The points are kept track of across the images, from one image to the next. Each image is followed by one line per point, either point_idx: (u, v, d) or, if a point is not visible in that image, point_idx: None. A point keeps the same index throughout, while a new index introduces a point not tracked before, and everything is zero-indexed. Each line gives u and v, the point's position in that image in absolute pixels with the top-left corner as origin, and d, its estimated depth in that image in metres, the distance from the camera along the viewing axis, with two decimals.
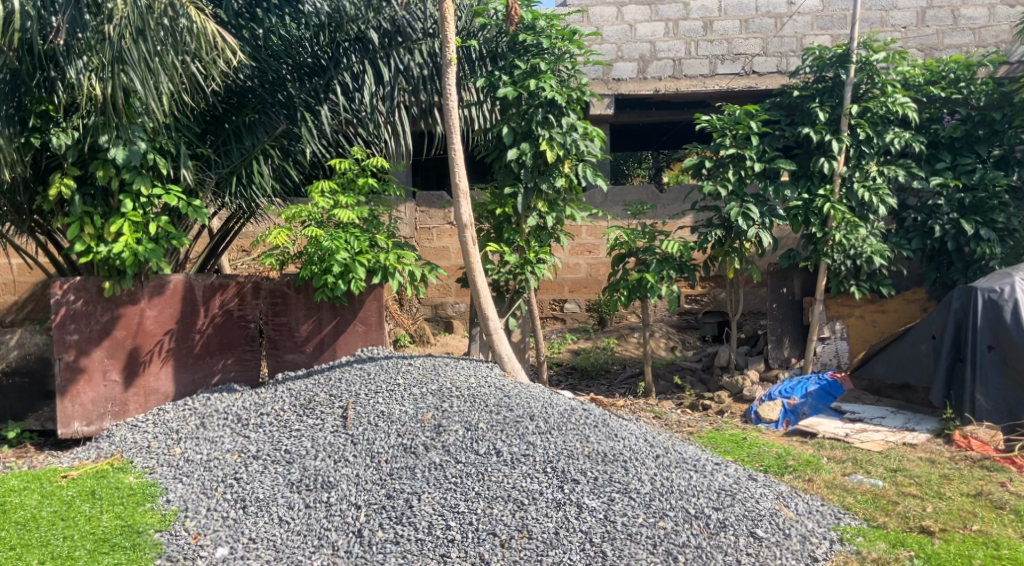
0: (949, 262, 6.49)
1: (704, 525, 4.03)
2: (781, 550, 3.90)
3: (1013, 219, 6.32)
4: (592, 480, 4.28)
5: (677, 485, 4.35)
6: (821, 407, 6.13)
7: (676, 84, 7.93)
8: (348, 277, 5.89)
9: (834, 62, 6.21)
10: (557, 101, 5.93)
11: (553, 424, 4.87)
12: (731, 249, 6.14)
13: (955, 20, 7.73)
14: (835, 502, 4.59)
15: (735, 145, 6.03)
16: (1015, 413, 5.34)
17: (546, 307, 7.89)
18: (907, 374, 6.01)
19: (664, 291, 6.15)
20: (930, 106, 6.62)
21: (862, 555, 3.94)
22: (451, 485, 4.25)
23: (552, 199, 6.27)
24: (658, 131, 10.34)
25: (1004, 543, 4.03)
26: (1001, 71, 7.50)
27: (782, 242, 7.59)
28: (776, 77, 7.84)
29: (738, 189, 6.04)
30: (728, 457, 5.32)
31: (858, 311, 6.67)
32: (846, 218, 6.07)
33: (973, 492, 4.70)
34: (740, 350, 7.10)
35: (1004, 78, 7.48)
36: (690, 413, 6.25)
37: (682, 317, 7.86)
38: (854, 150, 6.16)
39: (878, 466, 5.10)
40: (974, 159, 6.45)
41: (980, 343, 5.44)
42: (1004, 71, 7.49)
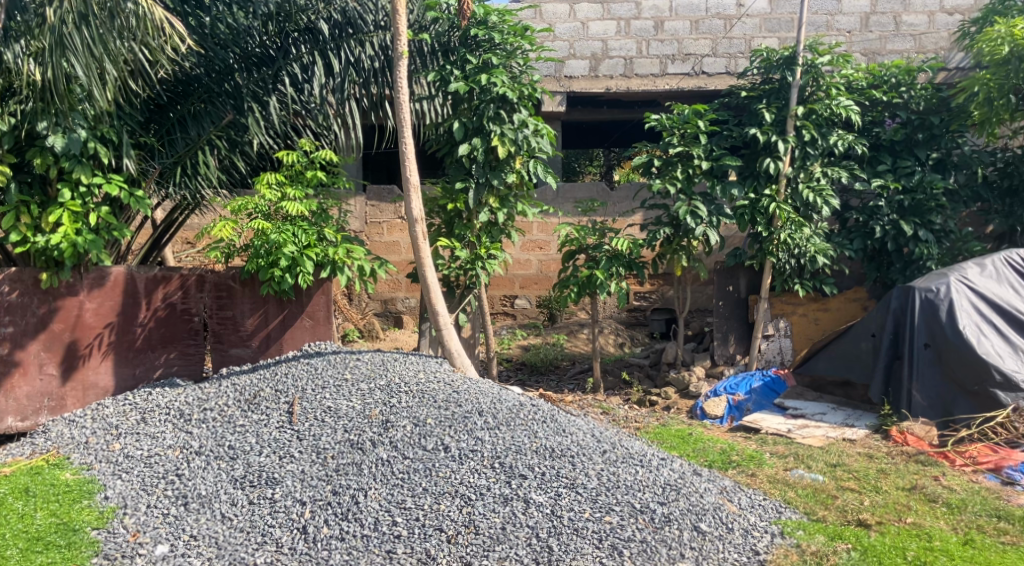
0: (890, 262, 6.28)
1: (649, 519, 4.08)
2: (723, 544, 4.03)
3: (950, 222, 6.17)
4: (540, 475, 4.34)
5: (624, 480, 4.42)
6: (765, 402, 6.18)
7: (627, 84, 7.97)
8: (296, 270, 5.85)
9: (780, 64, 6.10)
10: (509, 97, 5.96)
11: (501, 420, 4.91)
12: (678, 248, 6.21)
13: (897, 25, 7.87)
14: (777, 496, 4.72)
15: (684, 144, 6.08)
16: (950, 410, 5.49)
17: (496, 302, 7.74)
18: (849, 370, 6.07)
19: (613, 288, 6.23)
20: (872, 109, 6.40)
21: (803, 547, 4.05)
22: (398, 481, 4.25)
23: (504, 195, 6.29)
24: (603, 130, 10.36)
25: (936, 534, 4.20)
26: (940, 77, 7.71)
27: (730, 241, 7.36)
28: (726, 77, 7.92)
29: (686, 188, 6.09)
30: (673, 451, 5.44)
31: (802, 309, 6.61)
32: (792, 217, 6.00)
33: (908, 485, 4.86)
34: (686, 347, 6.99)
35: (943, 84, 7.65)
36: (638, 408, 6.24)
37: (630, 313, 7.77)
38: (799, 151, 6.04)
39: (819, 461, 5.24)
40: (914, 162, 6.25)
41: (918, 342, 5.60)
42: (943, 78, 7.72)
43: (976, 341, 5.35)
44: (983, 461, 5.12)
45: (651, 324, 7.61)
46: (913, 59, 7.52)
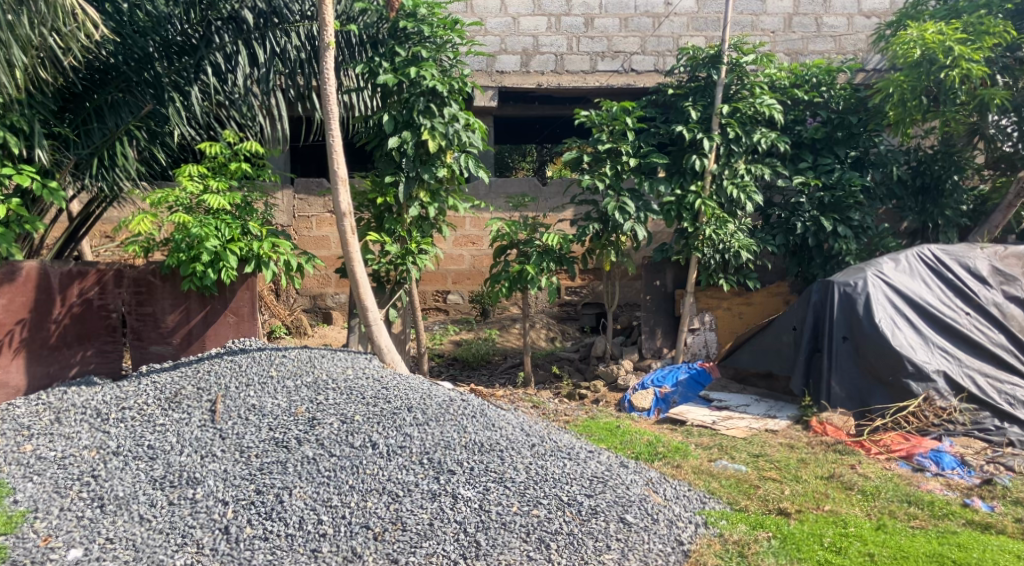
0: (811, 257, 6.43)
1: (577, 511, 4.12)
2: (648, 535, 4.05)
3: (868, 218, 6.26)
4: (468, 470, 4.35)
5: (552, 473, 4.47)
6: (691, 395, 6.28)
7: (557, 80, 8.02)
8: (218, 265, 5.72)
9: (706, 62, 6.20)
10: (439, 90, 5.92)
11: (430, 416, 4.90)
12: (607, 243, 6.31)
13: (818, 26, 8.05)
14: (702, 486, 4.81)
15: (612, 140, 6.17)
16: (866, 401, 5.68)
17: (428, 298, 7.68)
18: (771, 364, 6.23)
19: (543, 282, 6.26)
20: (795, 108, 6.54)
21: (725, 537, 4.17)
22: (324, 479, 4.19)
23: (435, 189, 6.23)
24: (536, 126, 10.40)
25: (851, 520, 4.35)
26: (859, 78, 7.93)
27: (657, 237, 7.35)
28: (654, 75, 8.02)
29: (615, 183, 6.16)
30: (602, 444, 5.48)
31: (726, 303, 6.73)
32: (716, 214, 6.15)
33: (827, 474, 5.01)
34: (615, 341, 7.09)
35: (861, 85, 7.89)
36: (567, 401, 6.27)
37: (561, 308, 7.80)
38: (724, 148, 6.13)
39: (742, 452, 5.36)
40: (833, 159, 6.41)
41: (836, 334, 5.77)
42: (861, 78, 7.94)
43: (892, 333, 5.53)
44: (896, 448, 5.31)
45: (582, 318, 7.68)
46: (833, 60, 7.74)
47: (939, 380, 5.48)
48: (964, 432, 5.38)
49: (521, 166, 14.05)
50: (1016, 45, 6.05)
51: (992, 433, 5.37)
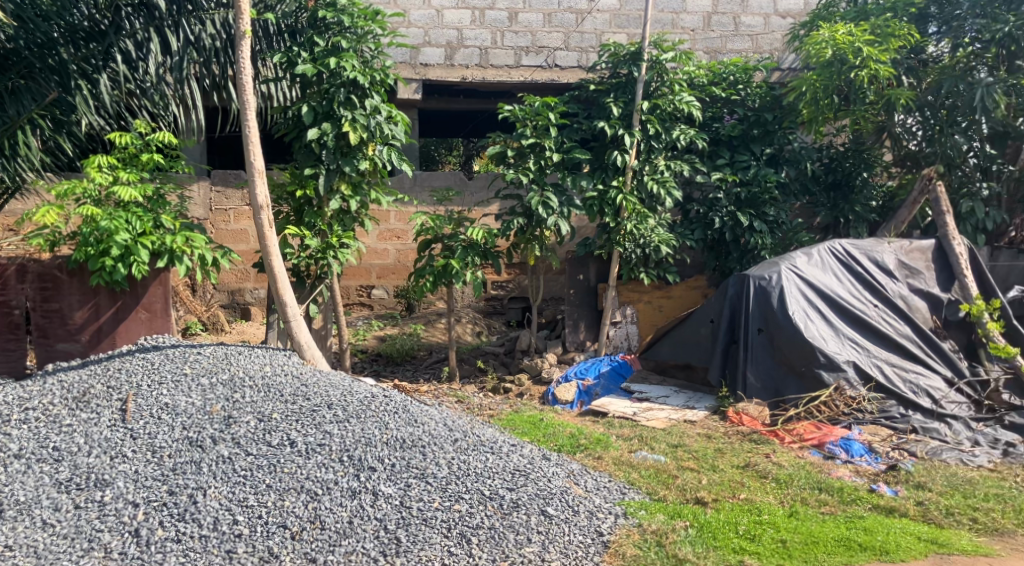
0: (727, 251, 6.58)
1: (498, 505, 4.14)
2: (569, 527, 4.07)
3: (782, 212, 6.51)
4: (389, 466, 4.31)
5: (475, 468, 4.47)
6: (613, 387, 6.36)
7: (482, 74, 8.00)
8: (129, 260, 5.53)
9: (627, 59, 6.28)
10: (360, 82, 5.85)
11: (351, 413, 4.85)
12: (532, 238, 6.29)
13: (736, 25, 8.21)
14: (622, 477, 4.87)
15: (536, 135, 6.17)
16: (780, 391, 5.83)
17: (352, 293, 7.59)
18: (690, 355, 6.33)
19: (469, 277, 6.23)
20: (713, 105, 6.75)
21: (644, 527, 4.19)
22: (240, 479, 4.09)
23: (356, 182, 6.13)
24: (460, 119, 10.35)
25: (765, 508, 4.46)
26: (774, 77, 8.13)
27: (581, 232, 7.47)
28: (578, 70, 8.08)
29: (539, 178, 6.16)
30: (525, 437, 5.50)
31: (647, 296, 6.84)
32: (637, 209, 6.21)
33: (742, 463, 5.13)
34: (539, 335, 7.14)
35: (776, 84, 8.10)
36: (492, 396, 6.27)
37: (488, 302, 7.81)
38: (644, 145, 6.25)
39: (661, 443, 5.45)
40: (749, 156, 6.58)
41: (752, 325, 5.89)
42: (776, 77, 8.14)
43: (805, 325, 5.67)
44: (809, 437, 5.43)
45: (508, 312, 7.74)
46: (750, 59, 7.90)
47: (849, 370, 5.64)
48: (872, 420, 5.54)
49: (448, 159, 14.00)
50: (918, 48, 6.58)
51: (897, 420, 5.54)
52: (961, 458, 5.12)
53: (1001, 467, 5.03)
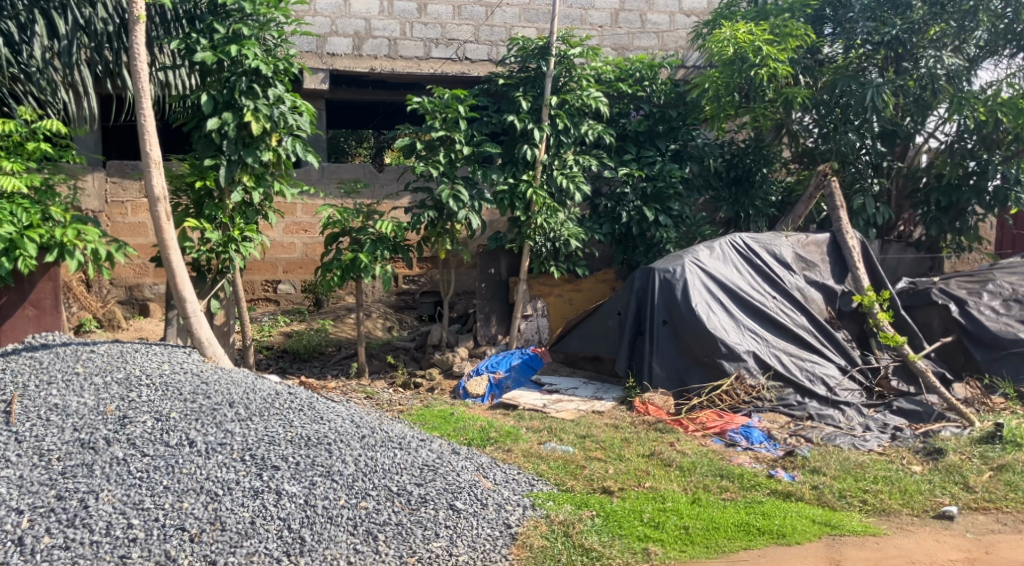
0: (635, 246, 6.72)
1: (405, 501, 4.09)
2: (477, 520, 4.06)
3: (686, 207, 6.72)
4: (294, 465, 4.20)
5: (382, 464, 4.40)
6: (523, 379, 6.39)
7: (391, 65, 7.90)
8: (14, 254, 5.16)
9: (536, 54, 6.29)
10: (263, 71, 5.68)
11: (254, 411, 4.72)
12: (442, 231, 6.22)
13: (643, 23, 8.29)
14: (531, 469, 4.89)
15: (445, 128, 6.13)
16: (685, 381, 5.97)
17: (257, 288, 7.45)
18: (599, 346, 6.43)
19: (378, 271, 6.14)
20: (619, 101, 6.83)
21: (551, 517, 4.21)
22: (134, 481, 3.87)
23: (260, 173, 6.00)
24: (370, 110, 10.18)
25: (667, 495, 4.56)
26: (679, 74, 8.28)
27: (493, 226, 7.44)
28: (488, 64, 8.08)
29: (449, 171, 6.12)
30: (434, 432, 5.46)
31: (557, 290, 6.90)
32: (547, 203, 6.25)
33: (648, 452, 5.20)
34: (450, 328, 7.11)
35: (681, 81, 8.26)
36: (402, 391, 6.21)
37: (398, 296, 7.76)
38: (553, 139, 6.31)
39: (570, 434, 5.49)
40: (655, 152, 6.76)
41: (657, 317, 6.03)
42: (681, 75, 8.29)
43: (706, 316, 5.83)
44: (711, 425, 5.56)
45: (420, 306, 7.72)
46: (656, 56, 8.01)
47: (749, 359, 5.82)
48: (771, 408, 5.71)
49: (359, 152, 13.77)
50: (816, 49, 6.93)
51: (794, 407, 5.73)
52: (853, 443, 5.28)
53: (890, 450, 5.21)
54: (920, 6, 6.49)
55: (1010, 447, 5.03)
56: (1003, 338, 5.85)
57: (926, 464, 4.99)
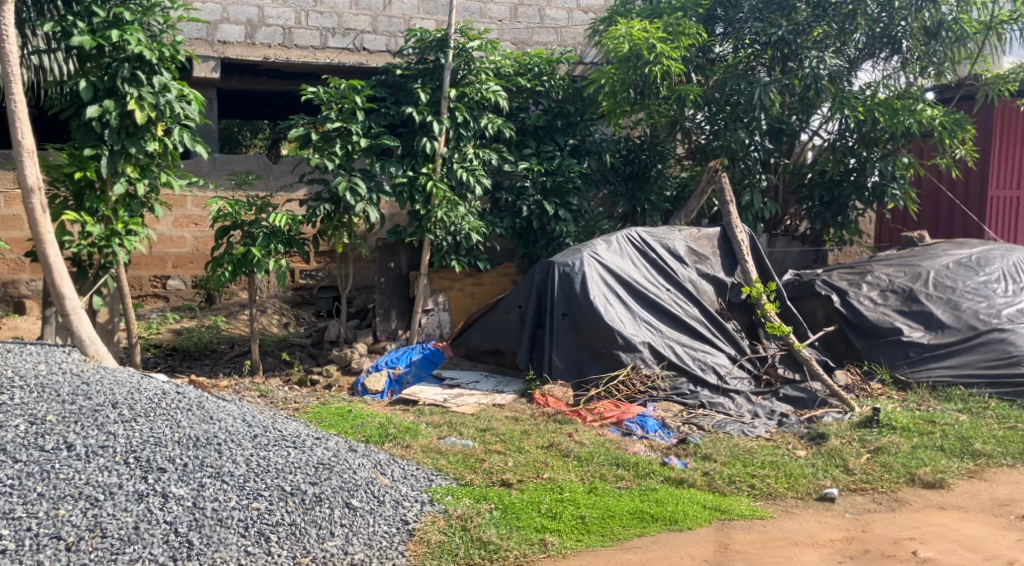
0: (535, 239, 6.77)
1: (300, 501, 3.92)
2: (373, 518, 3.95)
3: (584, 202, 6.79)
4: (181, 467, 3.98)
5: (274, 464, 4.23)
6: (424, 374, 6.35)
7: (286, 54, 7.71)
8: None
9: (434, 46, 6.31)
10: (146, 57, 5.46)
11: (138, 413, 4.48)
12: (339, 224, 6.10)
13: (541, 18, 8.31)
14: (429, 464, 4.84)
15: (342, 119, 6.02)
16: (583, 372, 6.03)
17: (144, 284, 7.13)
18: (499, 340, 6.45)
19: (272, 266, 5.98)
20: (518, 95, 6.89)
21: (449, 512, 4.13)
22: (5, 488, 3.57)
23: (145, 164, 5.75)
24: (264, 101, 9.88)
25: (566, 486, 4.56)
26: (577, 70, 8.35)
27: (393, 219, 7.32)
28: (386, 55, 7.99)
29: (345, 163, 6.02)
30: (331, 430, 5.34)
31: (459, 283, 6.86)
32: (447, 196, 6.19)
33: (547, 443, 5.20)
34: (348, 324, 7.05)
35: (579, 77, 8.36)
36: (298, 388, 6.09)
37: (296, 292, 7.66)
38: (452, 132, 6.27)
39: (470, 427, 5.46)
40: (554, 147, 6.86)
41: (557, 310, 6.06)
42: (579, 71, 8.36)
43: (604, 308, 5.92)
44: (608, 415, 5.61)
45: (319, 302, 7.53)
46: (555, 51, 8.03)
47: (645, 350, 5.94)
48: (665, 397, 5.85)
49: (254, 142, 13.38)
50: (707, 48, 7.23)
51: (688, 396, 5.90)
52: (742, 429, 5.46)
53: (776, 436, 5.39)
54: (803, 8, 6.81)
55: (887, 430, 5.23)
56: (880, 327, 6.22)
57: (810, 448, 5.14)
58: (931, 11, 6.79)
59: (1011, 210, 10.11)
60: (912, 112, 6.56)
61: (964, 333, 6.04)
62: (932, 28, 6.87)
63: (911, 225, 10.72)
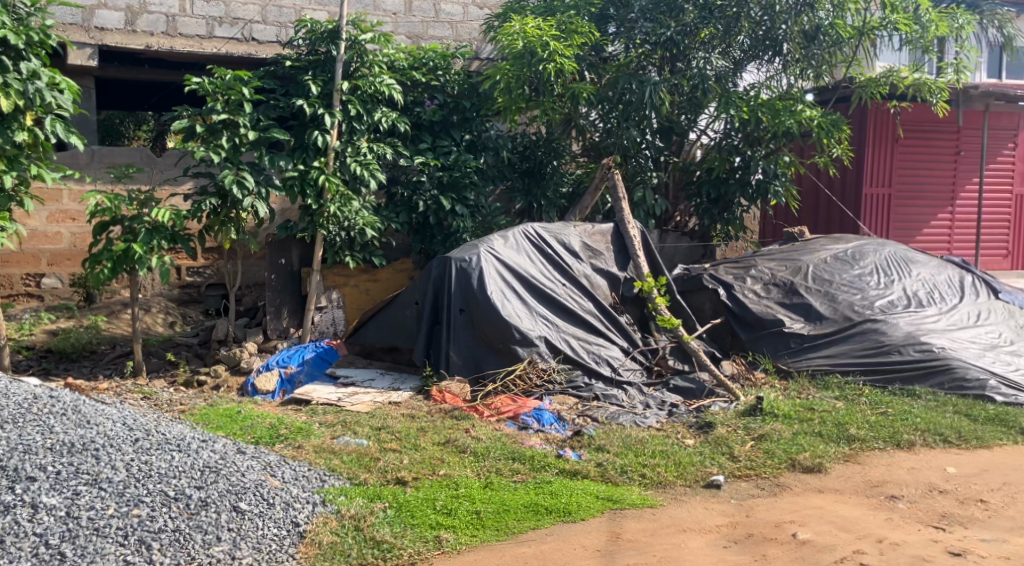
0: (432, 235, 6.69)
1: (184, 506, 3.66)
2: (263, 521, 3.69)
3: (481, 197, 6.84)
4: (53, 475, 3.70)
5: (157, 468, 3.98)
6: (317, 373, 6.22)
7: (170, 43, 7.41)
8: None
9: (325, 37, 6.20)
10: (11, 41, 5.17)
11: (5, 420, 4.23)
12: (227, 219, 5.91)
13: (436, 12, 8.24)
14: (322, 464, 4.68)
15: (228, 111, 5.83)
16: (480, 367, 6.00)
17: (15, 283, 6.75)
18: (395, 337, 6.39)
19: (155, 263, 5.73)
20: (413, 89, 6.79)
21: (341, 512, 3.95)
22: None
23: (13, 155, 5.39)
24: (146, 90, 9.41)
25: (461, 482, 4.50)
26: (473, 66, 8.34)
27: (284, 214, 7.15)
28: (277, 46, 7.79)
29: (232, 156, 5.83)
30: (218, 433, 5.14)
31: (353, 279, 6.80)
32: (340, 191, 6.09)
33: (443, 440, 5.14)
34: (238, 323, 6.85)
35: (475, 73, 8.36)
36: (183, 390, 5.87)
37: (182, 289, 7.34)
38: (345, 126, 6.20)
39: (364, 426, 5.33)
40: (450, 142, 6.83)
41: (454, 306, 6.04)
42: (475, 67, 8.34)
43: (501, 304, 5.95)
44: (505, 409, 5.58)
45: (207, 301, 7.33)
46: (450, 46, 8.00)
47: (541, 344, 6.00)
48: (561, 391, 5.87)
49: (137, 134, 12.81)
50: (599, 47, 7.40)
51: (582, 388, 5.92)
52: (634, 420, 5.51)
53: (666, 426, 5.49)
54: (691, 10, 7.06)
55: (769, 418, 5.43)
56: (763, 319, 6.56)
57: (698, 437, 5.27)
58: (810, 15, 7.11)
59: (881, 207, 11.02)
60: (792, 112, 6.93)
61: (840, 323, 6.43)
62: (811, 31, 7.21)
63: (791, 220, 11.35)
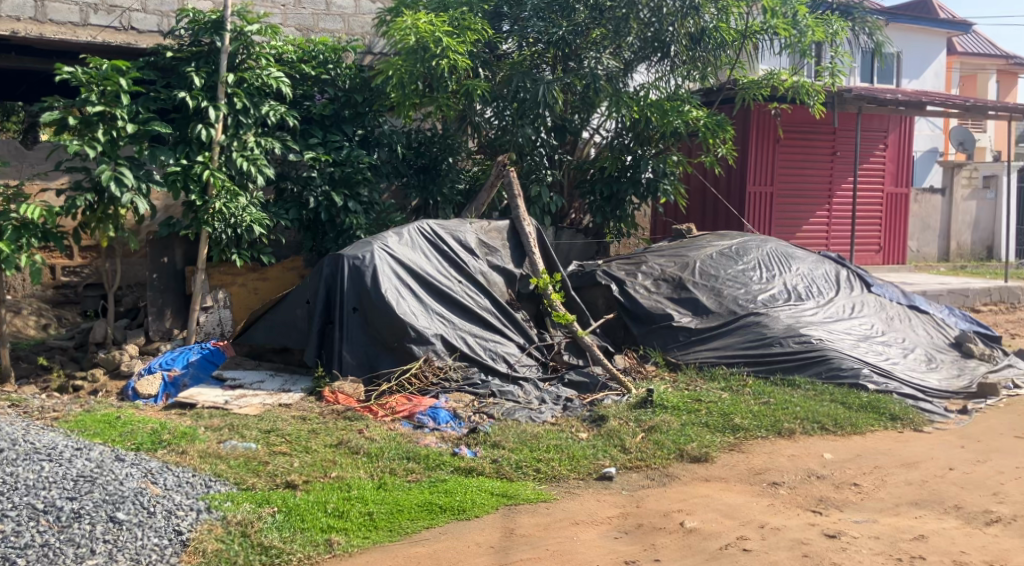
0: (324, 232, 6.63)
1: (53, 520, 3.42)
2: (141, 530, 3.44)
3: (374, 193, 6.74)
4: None
5: (24, 481, 3.77)
6: (203, 375, 5.99)
7: (38, 29, 7.03)
8: None
9: (209, 27, 6.08)
10: None
11: None
12: (104, 217, 5.63)
13: (327, 5, 8.10)
14: (207, 470, 4.41)
15: (104, 103, 5.53)
16: (374, 366, 5.94)
17: None
18: (286, 339, 6.20)
19: (23, 262, 5.40)
20: (303, 82, 6.71)
21: (227, 519, 3.68)
22: None
23: None
24: (8, 78, 8.78)
25: (355, 483, 4.32)
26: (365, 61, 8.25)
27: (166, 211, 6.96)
28: (158, 36, 7.55)
29: (109, 151, 5.57)
30: (95, 440, 4.82)
31: (240, 279, 6.66)
32: (226, 186, 5.94)
33: (336, 442, 4.97)
34: (118, 324, 6.57)
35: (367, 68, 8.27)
36: (57, 396, 5.55)
37: (57, 291, 7.08)
38: (231, 119, 6.04)
39: (252, 430, 5.13)
40: (342, 137, 6.73)
41: (347, 305, 5.91)
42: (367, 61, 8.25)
43: (396, 302, 5.87)
44: (399, 409, 5.49)
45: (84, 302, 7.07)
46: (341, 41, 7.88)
47: (436, 342, 5.96)
48: (457, 388, 5.85)
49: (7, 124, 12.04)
50: (493, 45, 7.49)
51: (478, 386, 5.91)
52: (529, 416, 5.52)
53: (561, 420, 5.52)
54: (581, 9, 7.33)
55: (659, 410, 5.53)
56: (654, 314, 6.73)
57: (591, 430, 5.31)
58: (694, 19, 7.30)
59: (764, 206, 11.58)
60: (680, 113, 7.31)
61: (725, 317, 6.66)
62: (696, 35, 7.41)
63: (680, 218, 11.80)
